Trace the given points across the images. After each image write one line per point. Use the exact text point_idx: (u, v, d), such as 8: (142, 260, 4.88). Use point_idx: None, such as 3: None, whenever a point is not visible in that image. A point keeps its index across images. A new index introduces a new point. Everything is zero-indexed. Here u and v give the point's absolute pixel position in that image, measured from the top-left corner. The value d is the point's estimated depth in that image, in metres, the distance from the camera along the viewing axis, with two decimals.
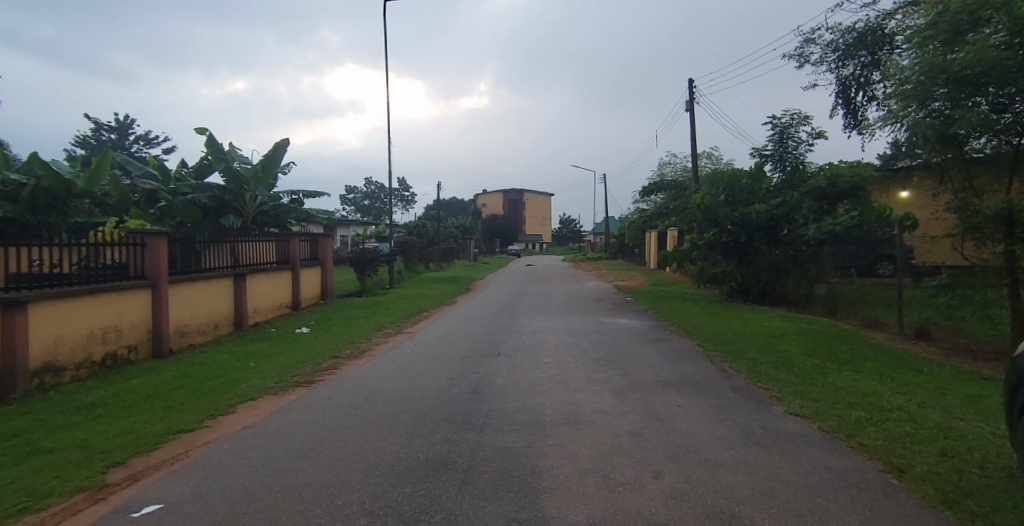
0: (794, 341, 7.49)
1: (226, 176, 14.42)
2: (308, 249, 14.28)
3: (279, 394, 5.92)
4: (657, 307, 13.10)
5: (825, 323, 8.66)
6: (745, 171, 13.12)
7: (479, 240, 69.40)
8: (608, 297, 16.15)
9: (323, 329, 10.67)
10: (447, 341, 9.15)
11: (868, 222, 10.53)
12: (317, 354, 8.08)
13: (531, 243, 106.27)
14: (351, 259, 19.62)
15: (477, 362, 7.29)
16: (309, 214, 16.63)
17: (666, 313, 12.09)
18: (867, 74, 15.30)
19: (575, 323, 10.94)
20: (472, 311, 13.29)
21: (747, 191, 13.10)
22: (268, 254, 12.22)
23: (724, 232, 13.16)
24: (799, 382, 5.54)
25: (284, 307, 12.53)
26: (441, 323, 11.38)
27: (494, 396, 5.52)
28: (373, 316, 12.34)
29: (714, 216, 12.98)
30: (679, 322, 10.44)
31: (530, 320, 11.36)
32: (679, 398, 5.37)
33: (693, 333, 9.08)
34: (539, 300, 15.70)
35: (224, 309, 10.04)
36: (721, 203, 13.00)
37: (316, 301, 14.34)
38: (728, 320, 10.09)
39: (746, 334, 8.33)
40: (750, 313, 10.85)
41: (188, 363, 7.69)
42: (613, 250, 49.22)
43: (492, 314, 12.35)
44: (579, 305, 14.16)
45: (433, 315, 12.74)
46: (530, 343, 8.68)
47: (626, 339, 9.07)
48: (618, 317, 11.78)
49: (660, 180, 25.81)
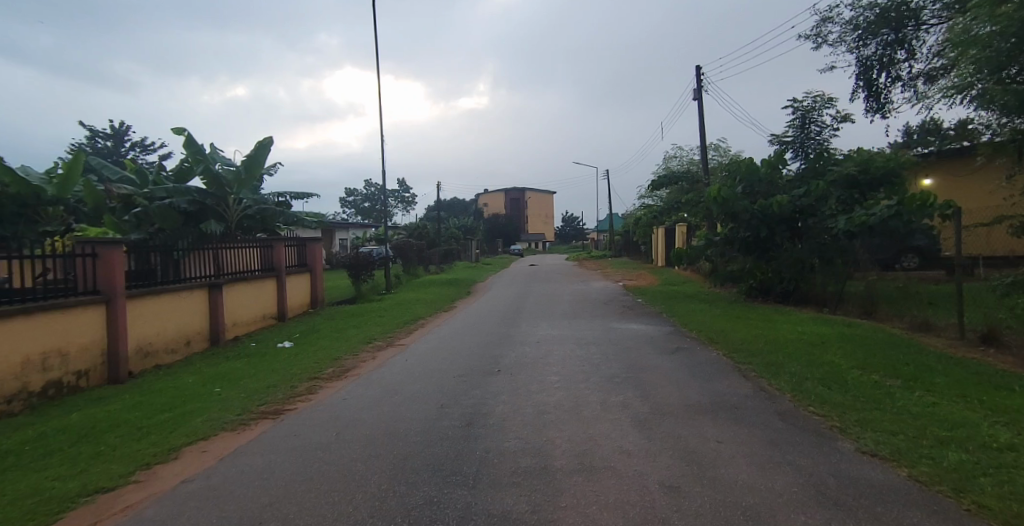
0: (838, 349, 6.50)
1: (205, 179, 13.56)
2: (295, 255, 13.36)
3: (236, 431, 4.97)
4: (672, 309, 12.17)
5: (866, 327, 7.66)
6: (764, 160, 12.13)
7: (481, 241, 68.49)
8: (618, 300, 15.20)
9: (308, 343, 9.76)
10: (443, 356, 8.20)
11: (907, 212, 9.48)
12: (294, 375, 7.14)
13: (534, 242, 105.22)
14: (346, 264, 18.73)
15: (475, 383, 6.35)
16: (298, 217, 15.66)
17: (683, 316, 11.10)
18: (891, 53, 14.29)
19: (584, 330, 9.98)
20: (472, 318, 12.31)
21: (766, 182, 12.18)
22: (250, 261, 11.31)
23: (742, 227, 12.18)
24: (861, 406, 4.55)
25: (268, 318, 11.62)
26: (436, 333, 10.40)
27: (492, 431, 4.56)
28: (364, 326, 11.40)
29: (732, 210, 11.99)
30: (699, 327, 9.46)
31: (535, 328, 10.40)
32: (718, 431, 4.40)
33: (719, 341, 8.10)
34: (543, 304, 14.76)
35: (198, 324, 9.13)
36: (738, 195, 12.09)
37: (305, 310, 13.42)
38: (753, 324, 9.10)
39: (780, 341, 7.34)
40: (776, 315, 9.87)
41: (146, 388, 6.77)
42: (618, 248, 48.11)
43: (493, 322, 11.39)
44: (587, 309, 13.20)
45: (429, 324, 11.80)
46: (536, 356, 7.73)
47: (642, 350, 8.11)
48: (631, 322, 10.81)
49: (670, 172, 24.58)
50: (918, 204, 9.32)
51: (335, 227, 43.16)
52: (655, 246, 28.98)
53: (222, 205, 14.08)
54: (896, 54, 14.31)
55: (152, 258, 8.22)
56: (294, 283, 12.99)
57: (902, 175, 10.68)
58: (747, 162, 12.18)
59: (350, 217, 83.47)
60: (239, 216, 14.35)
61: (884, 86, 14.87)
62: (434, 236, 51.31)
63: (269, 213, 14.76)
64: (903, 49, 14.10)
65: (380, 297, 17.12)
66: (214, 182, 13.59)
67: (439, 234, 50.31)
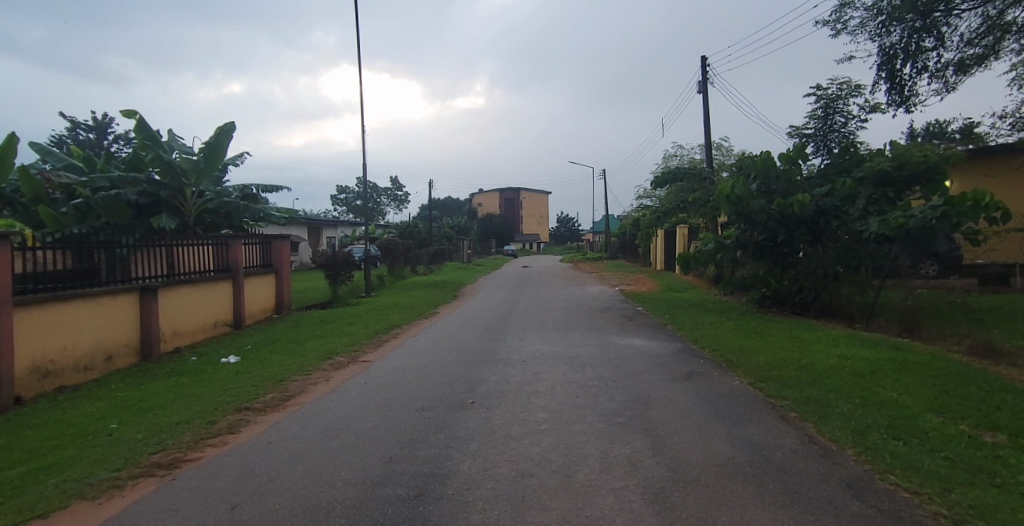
0: (899, 383, 5.19)
1: (157, 168, 11.94)
2: (257, 255, 11.92)
3: (99, 497, 3.53)
4: (678, 322, 10.86)
5: (921, 352, 6.37)
6: (783, 154, 10.96)
7: (474, 240, 67.06)
8: (615, 307, 13.92)
9: (258, 356, 8.36)
10: (411, 379, 6.82)
11: (955, 213, 8.26)
12: (221, 403, 5.68)
13: (528, 243, 103.97)
14: (323, 264, 17.34)
15: (441, 422, 4.98)
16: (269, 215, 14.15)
17: (693, 331, 9.74)
18: (918, 41, 13.11)
19: (578, 346, 8.66)
20: (454, 328, 10.92)
21: (784, 180, 11.05)
22: (200, 261, 9.84)
23: (757, 229, 11.04)
24: (969, 479, 3.23)
25: (220, 327, 10.16)
26: (410, 347, 8.99)
27: (447, 511, 3.20)
28: (329, 337, 10.01)
29: (747, 209, 10.82)
30: (715, 346, 8.15)
31: (522, 342, 9.05)
32: (770, 516, 3.06)
33: (744, 367, 6.74)
34: (535, 311, 13.44)
35: (126, 335, 7.68)
36: (753, 193, 10.91)
37: (266, 316, 11.95)
38: (779, 343, 7.76)
39: (822, 369, 6.00)
40: (801, 331, 8.58)
41: (27, 419, 5.33)
42: (613, 250, 46.93)
43: (476, 334, 10.01)
44: (582, 319, 11.89)
45: (404, 334, 10.43)
46: (521, 382, 6.41)
47: (647, 375, 6.79)
48: (632, 337, 9.50)
49: (674, 168, 23.22)
50: (969, 204, 8.16)
51: (322, 225, 41.73)
52: (653, 249, 27.74)
53: (179, 197, 12.54)
54: (923, 42, 13.14)
55: (95, 254, 7.24)
56: (255, 286, 11.56)
57: (944, 171, 9.50)
58: (764, 156, 10.96)
59: (341, 215, 82.01)
60: (199, 210, 12.85)
61: (909, 77, 13.71)
62: (425, 235, 49.94)
63: (234, 208, 13.25)
64: (932, 36, 12.93)
65: (356, 301, 15.72)
66: (167, 172, 11.98)
67: (430, 234, 48.96)
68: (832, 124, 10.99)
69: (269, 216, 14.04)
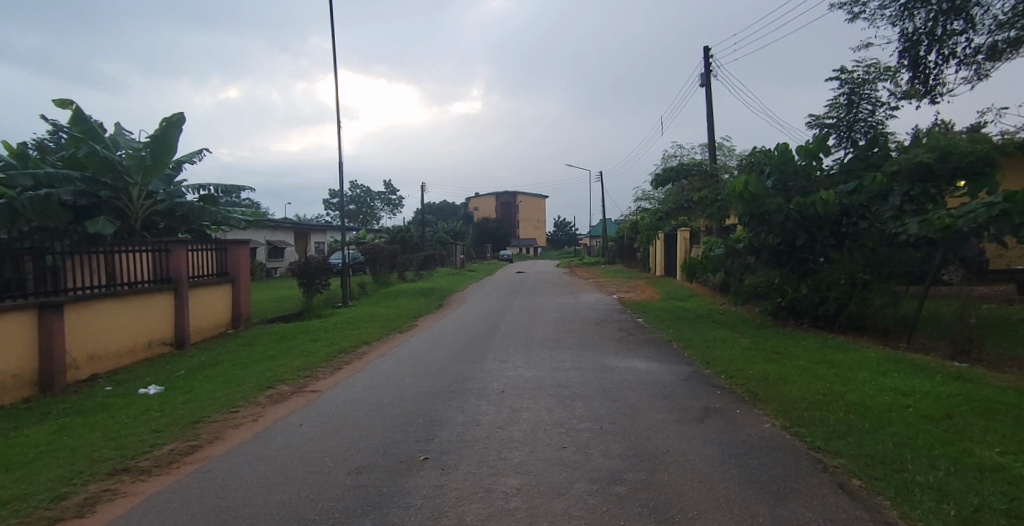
0: (999, 437, 3.84)
1: (92, 165, 10.22)
2: (210, 263, 10.45)
3: None
4: (686, 338, 9.55)
5: (1001, 386, 5.03)
6: (802, 147, 9.76)
7: (468, 245, 65.72)
8: (613, 320, 12.60)
9: (187, 385, 6.90)
10: (361, 420, 5.42)
11: (1015, 211, 6.99)
12: (92, 460, 4.19)
13: (524, 247, 102.85)
14: (297, 271, 15.99)
15: (372, 496, 3.60)
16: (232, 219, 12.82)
17: (705, 352, 8.34)
18: (945, 25, 11.91)
19: (569, 371, 7.31)
20: (432, 346, 9.54)
21: (802, 176, 9.85)
22: (134, 270, 8.38)
23: (774, 231, 9.77)
24: None
25: (155, 346, 8.68)
26: (373, 373, 7.59)
27: None
28: (282, 357, 8.62)
29: (762, 209, 9.56)
30: (732, 371, 6.86)
31: (504, 366, 7.71)
32: None
33: (777, 404, 5.38)
34: (525, 324, 12.14)
35: (13, 361, 6.18)
36: (769, 191, 9.69)
37: (220, 331, 10.50)
38: (814, 371, 6.39)
39: (882, 411, 4.64)
40: (833, 354, 7.26)
41: None
42: (611, 254, 45.68)
43: (453, 354, 8.65)
44: (575, 334, 10.58)
45: (372, 354, 9.09)
46: (494, 425, 5.07)
47: (652, 415, 5.44)
48: (632, 358, 8.17)
49: (676, 166, 22.00)
50: None
51: (311, 230, 40.51)
52: (653, 254, 26.49)
53: (125, 197, 11.09)
54: (951, 25, 11.93)
55: (25, 263, 6.44)
56: (206, 297, 10.11)
57: (992, 163, 8.23)
58: (782, 148, 9.76)
59: (334, 220, 80.86)
60: (148, 212, 11.48)
61: (934, 65, 12.47)
62: (419, 240, 48.72)
63: (189, 211, 11.87)
64: (960, 18, 11.71)
65: (329, 312, 14.36)
66: (107, 170, 10.38)
67: (423, 238, 47.73)
68: (857, 111, 9.97)
69: (232, 220, 12.72)
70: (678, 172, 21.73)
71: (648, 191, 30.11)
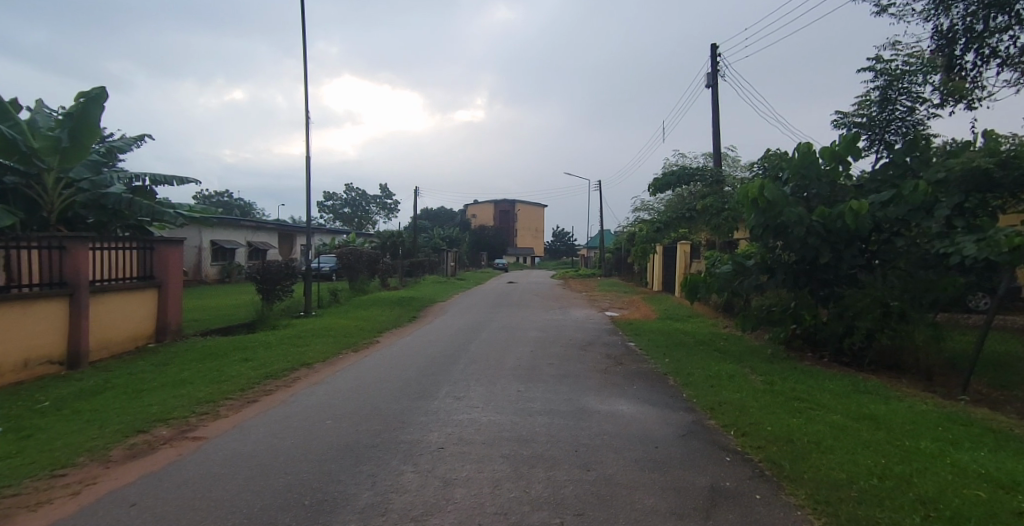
0: None
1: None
2: (129, 263, 8.70)
3: None
4: (687, 372, 7.97)
5: None
6: (827, 148, 8.39)
7: (463, 254, 64.33)
8: (600, 343, 11.07)
9: (36, 421, 5.17)
10: (233, 490, 3.75)
11: None
12: None
13: (520, 257, 101.50)
14: (256, 275, 14.40)
15: None
16: (172, 215, 10.99)
17: (712, 393, 6.77)
18: (986, 20, 10.54)
19: (536, 417, 5.77)
20: (382, 373, 7.93)
21: (826, 183, 8.45)
22: (10, 268, 6.65)
23: (793, 246, 8.31)
24: None
25: (35, 365, 6.90)
26: (292, 410, 5.98)
27: None
28: (192, 381, 7.02)
29: (780, 218, 8.10)
30: (747, 426, 5.35)
31: (456, 405, 6.16)
32: None
33: (818, 485, 3.83)
34: (501, 345, 10.58)
35: None
36: (788, 198, 8.23)
37: (136, 344, 8.75)
38: (857, 434, 4.84)
39: (985, 516, 3.11)
40: (874, 406, 5.75)
41: None
42: (610, 267, 44.32)
43: (401, 385, 7.09)
44: (556, 361, 9.03)
45: (308, 380, 7.53)
46: (412, 511, 3.49)
47: (639, 496, 3.88)
48: (617, 400, 6.63)
49: (676, 171, 20.61)
50: None
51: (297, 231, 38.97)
52: (651, 268, 25.06)
53: (38, 185, 9.55)
54: (993, 21, 10.55)
55: None
56: (119, 304, 8.47)
57: None
58: (805, 148, 8.31)
59: (327, 222, 79.33)
60: (68, 202, 9.87)
61: (971, 65, 11.09)
62: (410, 245, 47.21)
63: (117, 203, 10.02)
64: (1004, 12, 10.32)
65: (285, 323, 12.82)
66: (13, 151, 8.69)
67: (414, 244, 46.25)
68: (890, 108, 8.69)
69: (171, 216, 10.93)
70: (679, 176, 20.28)
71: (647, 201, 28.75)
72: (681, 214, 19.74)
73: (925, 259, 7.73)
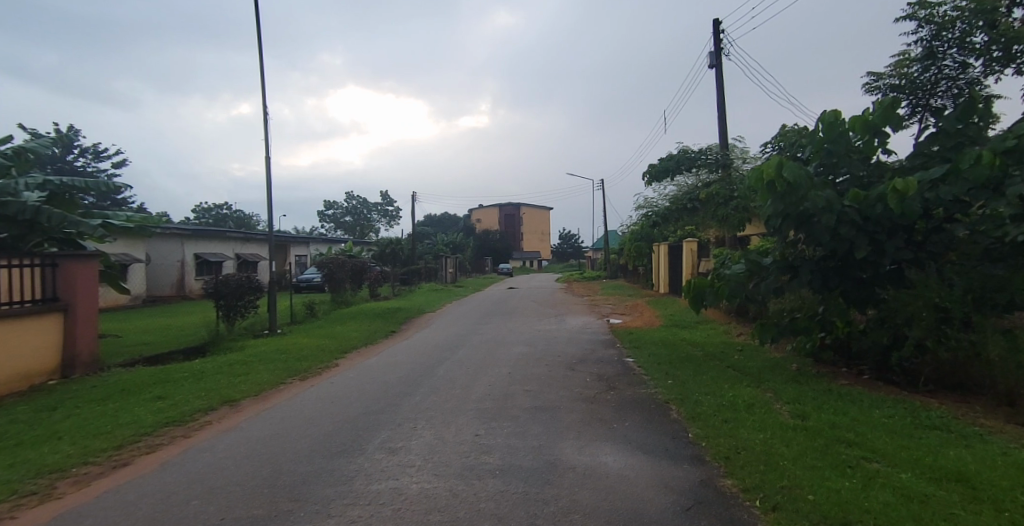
0: None
1: None
2: (23, 284, 7.28)
3: None
4: (695, 400, 6.36)
5: None
6: (858, 116, 6.84)
7: (465, 259, 63.08)
8: (593, 360, 9.47)
9: None
10: None
11: None
12: None
13: (526, 261, 100.01)
14: (214, 290, 12.98)
15: None
16: (88, 223, 9.40)
17: (726, 433, 5.18)
18: None
19: (486, 483, 4.20)
20: (315, 413, 6.38)
21: (859, 160, 6.88)
22: None
23: (823, 238, 6.69)
24: None
25: None
26: (164, 476, 4.40)
27: None
28: (64, 431, 5.49)
29: (805, 203, 6.49)
30: (784, 493, 3.76)
31: (386, 463, 4.59)
32: None
33: None
34: (476, 366, 9.03)
35: None
36: (814, 179, 6.62)
37: (32, 382, 7.27)
38: (953, 509, 3.23)
39: None
40: (959, 455, 4.13)
41: None
42: (615, 269, 42.76)
43: (330, 432, 5.54)
44: (535, 387, 7.47)
45: (220, 424, 6.00)
46: None
47: None
48: (602, 447, 5.04)
49: (675, 156, 18.82)
50: None
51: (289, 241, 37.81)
52: (656, 269, 23.41)
53: None
54: None
55: None
56: (3, 332, 6.97)
57: None
58: (832, 117, 6.71)
59: (328, 231, 78.32)
60: None
61: (1019, 24, 9.46)
62: (408, 252, 45.85)
63: (21, 210, 8.61)
64: None
65: (239, 345, 11.39)
66: None
67: (413, 251, 44.93)
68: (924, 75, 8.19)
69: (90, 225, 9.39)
70: (680, 162, 18.48)
71: (650, 198, 27.18)
72: (685, 207, 18.17)
73: (991, 250, 6.15)
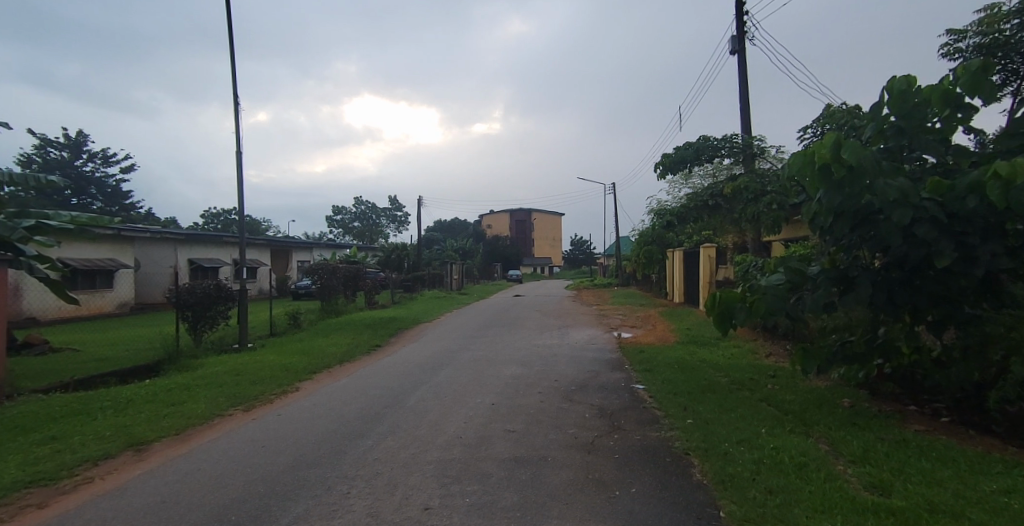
0: None
1: None
2: None
3: None
4: (724, 452, 4.80)
5: None
6: (938, 83, 5.24)
7: (474, 264, 61.83)
8: (596, 387, 7.97)
9: None
10: None
11: None
12: None
13: (537, 267, 98.45)
14: (177, 300, 11.76)
15: None
16: (7, 222, 8.23)
17: (777, 516, 3.60)
18: None
19: None
20: (231, 465, 4.91)
21: (939, 141, 5.30)
22: None
23: (896, 241, 5.08)
24: None
25: None
26: None
27: None
28: None
29: (875, 194, 4.86)
30: None
31: None
32: None
33: None
34: (457, 394, 7.59)
35: None
36: (883, 163, 5.03)
37: None
38: None
39: None
40: None
41: None
42: (627, 275, 41.19)
43: (233, 501, 4.06)
44: (521, 427, 6.00)
45: (103, 480, 4.57)
46: None
47: None
48: None
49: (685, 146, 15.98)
50: None
51: (291, 247, 36.95)
52: (670, 277, 21.87)
53: None
54: None
55: None
56: None
57: None
58: (904, 84, 5.17)
59: (337, 237, 77.70)
60: None
61: None
62: (414, 259, 44.71)
63: None
64: None
65: (199, 362, 10.15)
66: None
67: (418, 256, 43.79)
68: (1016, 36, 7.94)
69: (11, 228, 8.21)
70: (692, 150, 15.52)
71: (663, 201, 25.67)
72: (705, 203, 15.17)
73: None
